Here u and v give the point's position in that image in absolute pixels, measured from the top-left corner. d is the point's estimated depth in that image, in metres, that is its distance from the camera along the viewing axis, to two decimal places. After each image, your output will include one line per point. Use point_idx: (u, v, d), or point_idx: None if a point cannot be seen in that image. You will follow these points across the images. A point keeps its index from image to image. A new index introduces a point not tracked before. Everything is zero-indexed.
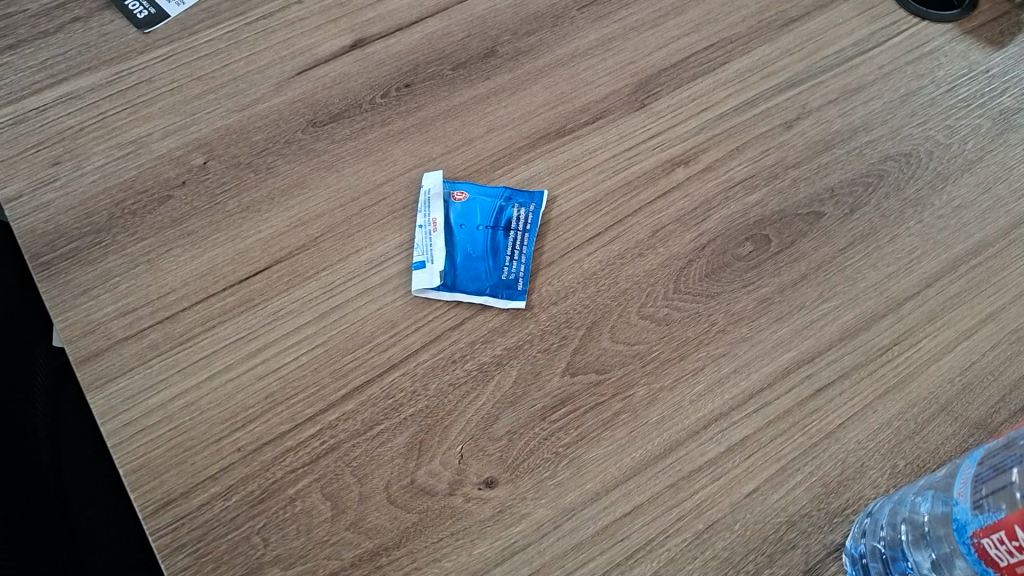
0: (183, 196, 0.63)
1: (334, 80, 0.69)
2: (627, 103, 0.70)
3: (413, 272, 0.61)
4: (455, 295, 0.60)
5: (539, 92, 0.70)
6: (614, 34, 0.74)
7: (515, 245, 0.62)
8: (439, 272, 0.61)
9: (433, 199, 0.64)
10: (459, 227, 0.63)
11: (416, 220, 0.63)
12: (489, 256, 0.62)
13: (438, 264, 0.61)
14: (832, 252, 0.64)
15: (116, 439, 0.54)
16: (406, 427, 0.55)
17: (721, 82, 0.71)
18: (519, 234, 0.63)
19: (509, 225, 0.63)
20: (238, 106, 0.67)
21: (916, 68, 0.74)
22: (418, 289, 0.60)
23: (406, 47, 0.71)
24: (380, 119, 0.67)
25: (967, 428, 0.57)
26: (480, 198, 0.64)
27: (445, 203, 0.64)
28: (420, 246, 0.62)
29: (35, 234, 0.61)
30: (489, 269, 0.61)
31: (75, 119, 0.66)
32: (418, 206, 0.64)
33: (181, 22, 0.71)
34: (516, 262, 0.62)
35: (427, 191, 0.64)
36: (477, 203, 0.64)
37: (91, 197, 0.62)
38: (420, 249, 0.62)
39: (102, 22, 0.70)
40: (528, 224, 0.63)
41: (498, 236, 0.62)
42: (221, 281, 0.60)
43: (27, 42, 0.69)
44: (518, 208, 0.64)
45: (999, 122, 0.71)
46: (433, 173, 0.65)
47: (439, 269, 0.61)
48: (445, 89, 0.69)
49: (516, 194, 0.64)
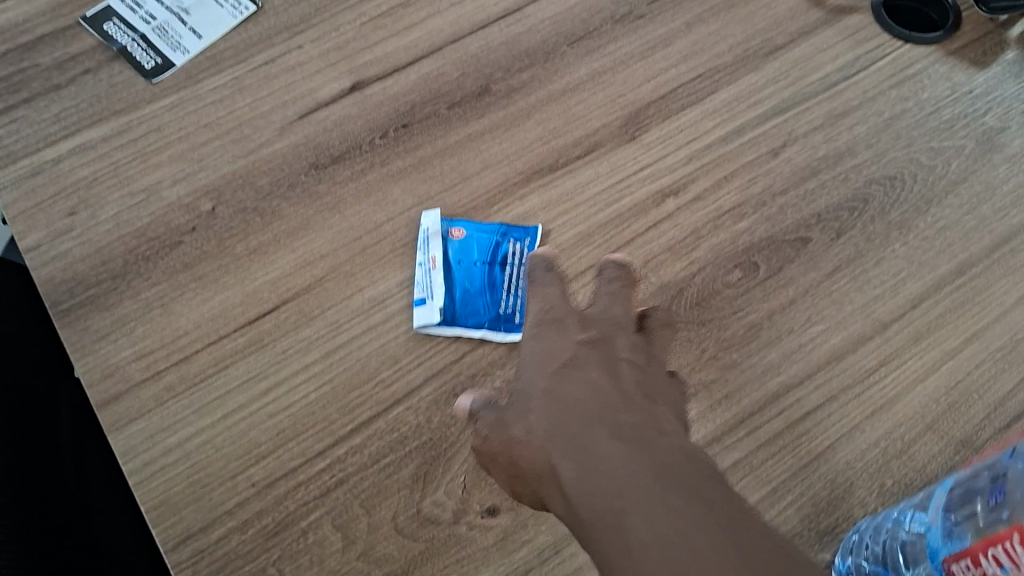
0: (193, 240, 0.66)
1: (335, 123, 0.72)
2: (618, 136, 0.72)
3: (415, 308, 0.63)
4: (455, 329, 0.62)
5: (532, 127, 0.72)
6: (604, 68, 0.76)
7: (512, 280, 0.65)
8: (439, 307, 0.63)
9: (432, 237, 0.66)
10: (457, 263, 0.65)
11: (416, 257, 0.66)
12: (487, 290, 0.64)
13: (437, 298, 0.63)
14: (819, 276, 0.66)
15: (136, 478, 0.57)
16: (411, 459, 0.58)
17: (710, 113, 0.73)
18: (515, 268, 0.65)
19: (506, 259, 0.65)
20: (244, 151, 0.70)
21: (899, 91, 0.76)
22: (418, 325, 0.62)
23: (404, 87, 0.74)
24: (379, 159, 0.70)
25: (951, 446, 0.59)
26: (477, 233, 0.66)
27: (443, 239, 0.66)
28: (420, 284, 0.64)
29: (54, 282, 0.64)
30: (487, 303, 0.63)
31: (90, 169, 0.68)
32: (418, 244, 0.66)
33: (187, 70, 0.73)
34: (513, 295, 0.64)
35: (426, 229, 0.67)
36: (474, 239, 0.66)
37: (106, 244, 0.65)
38: (420, 285, 0.64)
39: (111, 73, 0.73)
40: (524, 258, 0.66)
41: (495, 271, 0.65)
42: (232, 322, 0.63)
43: (41, 95, 0.72)
44: (514, 243, 0.66)
45: (982, 142, 0.73)
46: (432, 212, 0.67)
47: (439, 304, 0.63)
48: (441, 128, 0.72)
49: (511, 230, 0.67)
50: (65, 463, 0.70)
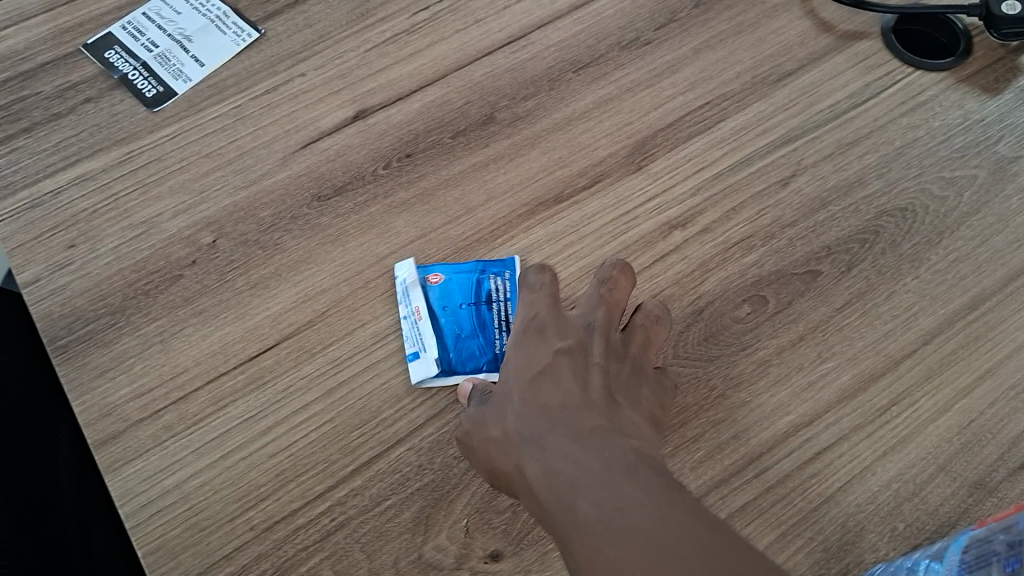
0: (194, 274, 0.65)
1: (338, 153, 0.71)
2: (625, 166, 0.71)
3: (410, 364, 0.61)
4: (456, 378, 0.61)
5: (537, 157, 0.71)
6: (610, 96, 0.75)
7: (500, 317, 0.64)
8: (435, 359, 0.61)
9: (411, 287, 0.64)
10: (442, 310, 0.63)
11: (398, 311, 0.64)
12: (478, 332, 0.63)
13: (429, 349, 0.62)
14: (829, 310, 0.65)
15: (134, 521, 0.56)
16: (413, 502, 0.57)
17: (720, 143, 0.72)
18: (501, 304, 0.64)
19: (490, 297, 0.64)
20: (245, 182, 0.69)
21: (910, 119, 0.74)
22: (415, 380, 0.61)
23: (407, 116, 0.73)
24: (382, 191, 0.69)
25: (964, 488, 0.58)
26: (455, 276, 0.65)
27: (423, 288, 0.64)
28: (410, 338, 0.62)
29: (52, 318, 0.63)
30: (481, 345, 0.62)
31: (89, 201, 0.68)
32: (398, 297, 0.64)
33: (189, 98, 0.73)
34: (505, 332, 0.63)
35: (404, 280, 0.65)
36: (453, 282, 0.65)
37: (105, 278, 0.65)
38: (410, 338, 0.62)
39: (112, 102, 0.72)
40: (508, 293, 0.65)
41: (482, 311, 0.64)
42: (233, 359, 0.62)
43: (41, 124, 0.71)
44: (494, 279, 0.65)
45: (995, 171, 0.72)
46: (405, 261, 0.66)
47: (434, 356, 0.61)
48: (445, 158, 0.71)
49: (489, 265, 0.66)
50: (66, 473, 0.71)
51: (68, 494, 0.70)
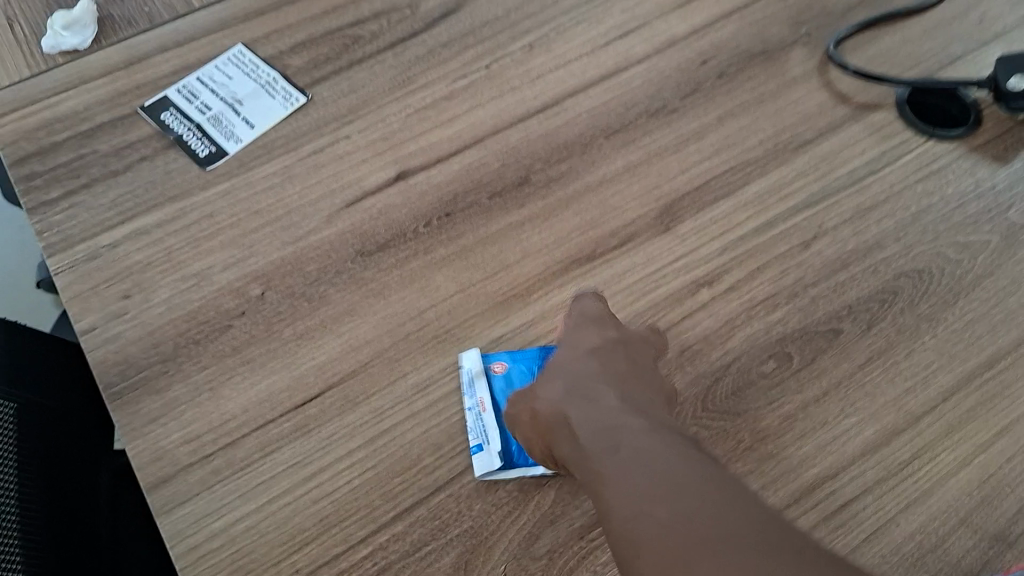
0: (243, 324, 0.68)
1: (380, 211, 0.74)
2: (654, 227, 0.74)
3: (473, 455, 0.62)
4: (516, 471, 0.62)
5: (570, 217, 0.75)
6: (639, 161, 0.78)
7: None
8: (499, 452, 0.62)
9: (475, 377, 0.66)
10: (504, 404, 0.65)
11: (462, 401, 0.65)
12: None
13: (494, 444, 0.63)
14: (852, 367, 0.68)
15: (183, 562, 0.58)
16: (453, 547, 0.59)
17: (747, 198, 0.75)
18: None
19: None
20: (293, 238, 0.72)
21: (925, 185, 0.78)
22: (479, 474, 0.62)
23: (446, 177, 0.77)
24: (422, 247, 0.72)
25: (986, 541, 0.60)
26: (518, 367, 0.66)
27: (487, 378, 0.66)
28: (473, 430, 0.64)
29: (106, 364, 0.66)
30: None
31: (143, 254, 0.71)
32: (463, 388, 0.65)
33: (239, 158, 0.77)
34: None
35: (468, 370, 0.66)
36: (515, 375, 0.66)
37: (157, 327, 0.67)
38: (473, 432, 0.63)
39: (166, 161, 0.76)
40: None
41: None
42: (279, 407, 0.64)
43: (99, 181, 0.75)
44: None
45: (1008, 236, 0.75)
46: (470, 350, 0.67)
47: (497, 449, 0.62)
48: (482, 217, 0.74)
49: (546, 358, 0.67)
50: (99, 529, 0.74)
51: (103, 502, 0.78)
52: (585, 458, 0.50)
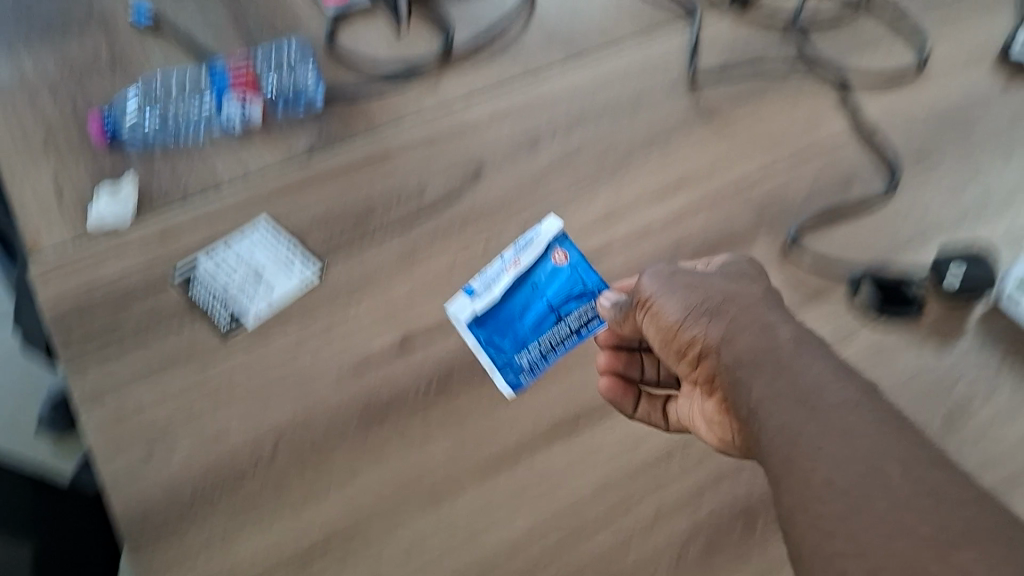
0: (254, 484, 0.79)
1: (383, 384, 0.86)
2: (629, 400, 0.85)
3: (462, 294, 0.92)
4: (466, 331, 0.90)
5: (553, 391, 0.87)
6: (619, 338, 0.88)
7: (552, 334, 0.88)
8: (474, 309, 0.90)
9: (537, 245, 0.93)
10: (532, 283, 0.91)
11: (505, 254, 0.94)
12: (529, 318, 0.89)
13: (507, 350, 0.88)
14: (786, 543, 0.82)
15: None
16: None
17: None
18: (563, 325, 0.89)
19: (564, 315, 0.89)
20: (303, 406, 0.84)
21: (872, 370, 0.88)
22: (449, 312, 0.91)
23: (444, 354, 0.89)
24: (419, 417, 0.85)
25: None
26: (570, 273, 0.91)
27: (545, 252, 0.93)
28: (487, 277, 0.92)
29: (130, 514, 0.76)
30: (510, 325, 0.89)
31: (167, 415, 0.83)
32: (518, 247, 0.94)
33: (259, 331, 0.89)
34: (532, 350, 0.88)
35: (541, 232, 0.95)
36: (560, 276, 0.91)
37: (176, 482, 0.79)
38: (491, 280, 0.91)
39: (193, 330, 0.88)
40: (578, 326, 0.89)
41: (547, 318, 0.89)
42: (286, 558, 0.76)
43: (132, 347, 0.87)
44: (583, 306, 0.90)
45: (950, 419, 0.86)
46: (555, 223, 0.96)
47: (475, 306, 0.90)
48: (474, 391, 0.87)
49: (586, 295, 0.90)
50: None
51: None
52: (794, 417, 0.63)
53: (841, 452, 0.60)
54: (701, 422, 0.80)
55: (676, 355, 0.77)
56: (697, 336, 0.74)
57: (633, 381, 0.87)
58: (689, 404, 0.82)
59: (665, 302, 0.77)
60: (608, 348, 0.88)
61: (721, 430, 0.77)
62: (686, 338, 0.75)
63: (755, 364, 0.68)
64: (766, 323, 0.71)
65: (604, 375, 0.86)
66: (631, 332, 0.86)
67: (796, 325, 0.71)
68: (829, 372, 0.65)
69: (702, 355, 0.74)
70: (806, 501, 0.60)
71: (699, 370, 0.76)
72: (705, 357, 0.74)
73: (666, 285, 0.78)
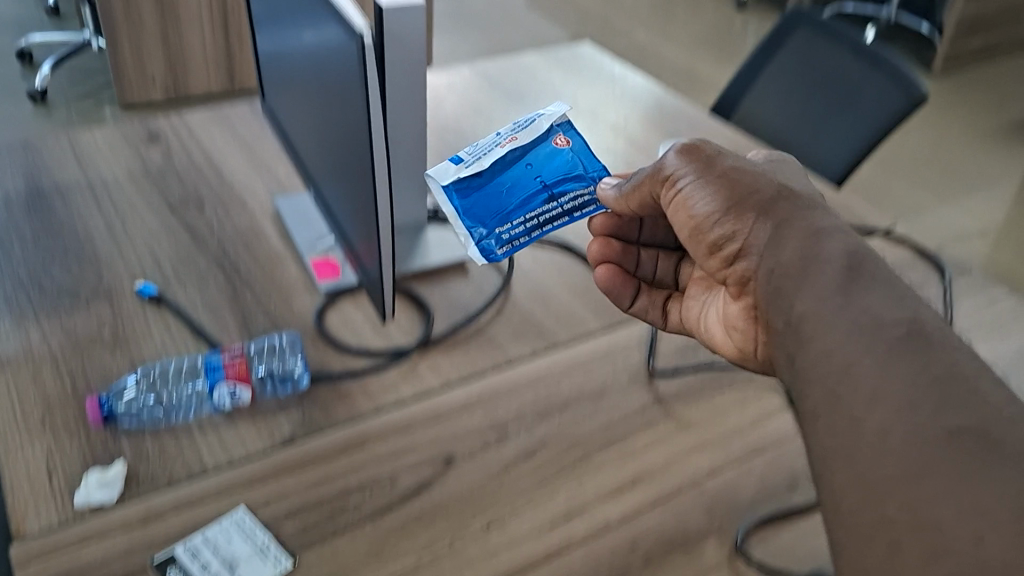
0: None
1: None
2: None
3: (448, 164, 1.25)
4: (451, 212, 1.21)
5: None
6: None
7: (538, 210, 1.19)
8: (449, 181, 1.23)
9: (539, 121, 1.26)
10: (525, 165, 1.22)
11: (495, 135, 1.27)
12: (517, 201, 1.20)
13: (483, 223, 1.19)
14: None
15: None
16: None
17: (688, 264, 1.21)
18: (550, 205, 1.19)
19: (552, 198, 1.20)
20: None
21: None
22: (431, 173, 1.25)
23: None
24: None
25: None
26: (563, 159, 1.23)
27: (545, 140, 1.25)
28: (478, 147, 1.26)
29: None
30: (494, 211, 1.19)
31: None
32: (522, 122, 1.28)
33: None
34: (514, 221, 1.18)
35: (542, 113, 1.28)
36: (555, 158, 1.23)
37: None
38: (483, 146, 1.25)
39: None
40: (563, 207, 1.20)
41: (535, 203, 1.19)
42: None
43: None
44: (567, 195, 1.20)
45: None
46: (558, 109, 1.29)
47: (454, 177, 1.23)
48: None
49: (570, 191, 1.21)
50: None
51: None
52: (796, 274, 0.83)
53: (886, 409, 0.68)
54: (721, 329, 1.05)
55: (705, 247, 0.98)
56: (731, 228, 0.94)
57: (629, 272, 1.20)
58: (716, 308, 1.08)
59: (696, 199, 0.98)
60: (602, 238, 1.21)
61: (744, 338, 1.01)
62: (715, 231, 0.96)
63: (790, 248, 0.86)
64: (817, 235, 0.86)
65: (598, 268, 1.19)
66: (626, 210, 1.13)
67: (845, 235, 0.86)
68: (887, 302, 0.77)
69: (743, 271, 0.95)
70: (823, 371, 0.74)
71: (732, 269, 0.97)
72: (739, 256, 0.94)
73: (697, 176, 0.98)
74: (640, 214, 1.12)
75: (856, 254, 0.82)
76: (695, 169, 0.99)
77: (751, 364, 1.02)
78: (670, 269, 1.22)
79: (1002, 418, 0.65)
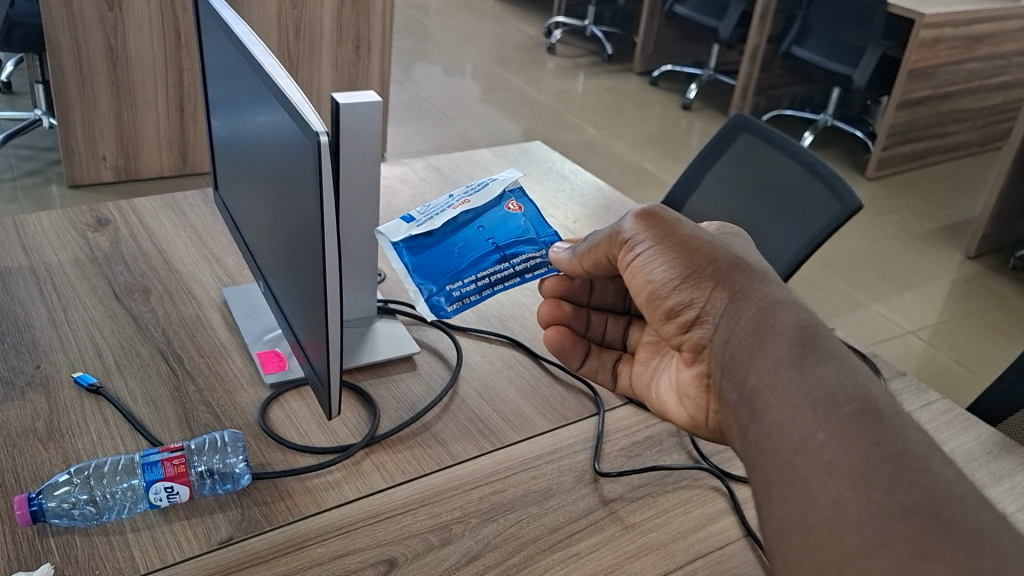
0: None
1: None
2: None
3: (399, 221, 1.31)
4: (401, 268, 1.27)
5: None
6: None
7: (489, 273, 1.27)
8: (408, 232, 1.29)
9: (492, 198, 1.34)
10: (481, 222, 1.31)
11: (449, 195, 1.35)
12: (469, 263, 1.27)
13: (434, 281, 1.25)
14: None
15: None
16: None
17: (638, 327, 1.19)
18: (501, 267, 1.27)
19: (503, 252, 1.28)
20: None
21: None
22: (382, 230, 1.30)
23: None
24: None
25: None
26: (515, 220, 1.32)
27: (499, 207, 1.33)
28: (428, 209, 1.33)
29: None
30: (446, 270, 1.26)
31: None
32: (476, 186, 1.36)
33: None
34: (465, 283, 1.25)
35: (500, 178, 1.37)
36: (508, 220, 1.32)
37: None
38: (436, 210, 1.32)
39: None
40: (514, 274, 1.28)
41: (488, 249, 1.28)
42: None
43: None
44: (518, 260, 1.28)
45: None
46: (513, 173, 1.38)
47: (410, 229, 1.30)
48: None
49: (523, 240, 1.30)
50: None
51: None
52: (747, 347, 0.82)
53: (824, 497, 0.64)
54: (673, 397, 1.03)
55: (660, 314, 0.97)
56: (687, 296, 0.93)
57: (577, 334, 1.21)
58: (668, 378, 1.06)
59: (652, 266, 0.98)
60: (553, 300, 1.22)
61: (695, 407, 0.98)
62: (672, 298, 0.95)
63: (742, 321, 0.86)
64: (771, 307, 0.84)
65: (549, 331, 1.20)
66: (581, 270, 1.15)
67: (793, 306, 0.83)
68: (832, 377, 0.72)
69: (695, 340, 0.94)
70: (766, 448, 0.72)
71: (686, 336, 0.95)
72: (694, 324, 0.93)
73: (654, 244, 0.98)
74: (594, 274, 1.14)
75: (810, 328, 0.79)
76: (652, 237, 0.98)
77: (701, 433, 0.99)
78: (620, 332, 1.21)
79: (951, 497, 0.60)
